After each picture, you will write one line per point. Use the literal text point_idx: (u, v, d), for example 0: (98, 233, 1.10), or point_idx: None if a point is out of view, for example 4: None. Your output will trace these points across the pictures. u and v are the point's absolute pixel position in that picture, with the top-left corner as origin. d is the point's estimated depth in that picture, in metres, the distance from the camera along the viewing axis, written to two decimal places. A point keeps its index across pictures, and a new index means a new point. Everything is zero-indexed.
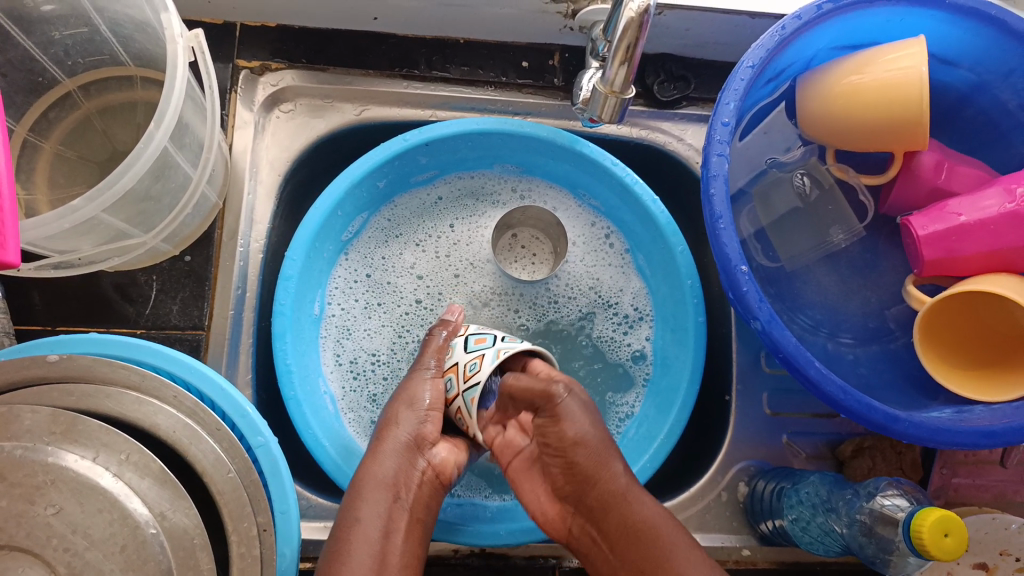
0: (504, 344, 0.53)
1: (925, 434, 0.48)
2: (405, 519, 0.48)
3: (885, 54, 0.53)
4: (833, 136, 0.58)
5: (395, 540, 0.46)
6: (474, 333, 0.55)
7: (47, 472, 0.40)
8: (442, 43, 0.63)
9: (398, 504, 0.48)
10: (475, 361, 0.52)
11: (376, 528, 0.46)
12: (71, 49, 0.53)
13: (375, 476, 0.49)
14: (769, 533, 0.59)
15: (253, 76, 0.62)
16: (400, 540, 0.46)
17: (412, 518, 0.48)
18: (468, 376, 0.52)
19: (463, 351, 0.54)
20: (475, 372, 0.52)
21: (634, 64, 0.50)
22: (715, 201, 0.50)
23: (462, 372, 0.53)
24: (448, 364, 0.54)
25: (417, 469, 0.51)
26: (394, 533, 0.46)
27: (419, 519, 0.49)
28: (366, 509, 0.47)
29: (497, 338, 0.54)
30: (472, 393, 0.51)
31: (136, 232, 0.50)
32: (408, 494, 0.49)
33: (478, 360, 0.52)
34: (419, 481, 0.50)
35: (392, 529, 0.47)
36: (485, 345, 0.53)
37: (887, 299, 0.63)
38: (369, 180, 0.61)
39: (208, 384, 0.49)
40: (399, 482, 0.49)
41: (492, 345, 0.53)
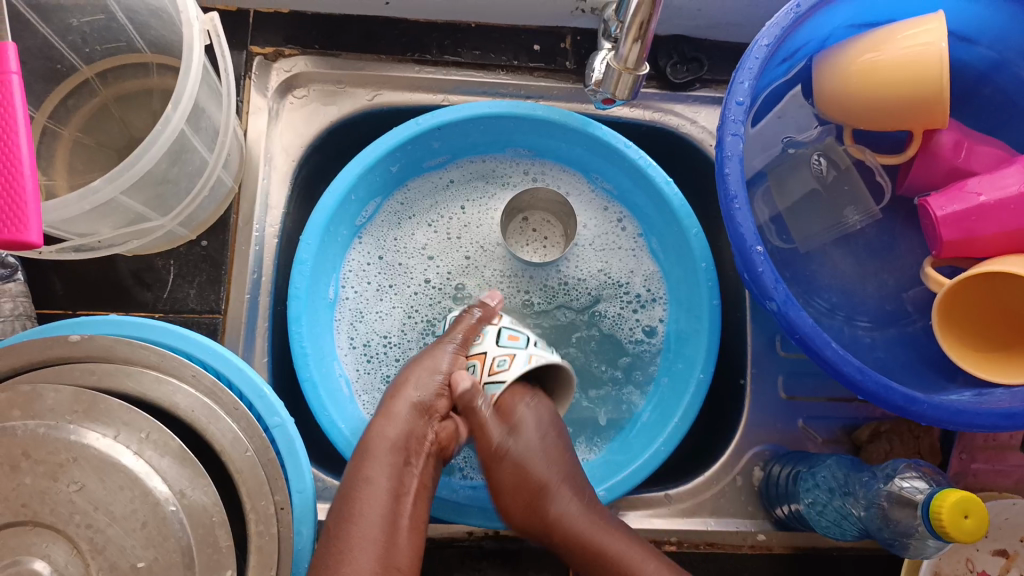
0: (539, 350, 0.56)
1: (944, 414, 0.47)
2: (413, 483, 0.51)
3: (903, 31, 0.53)
4: (851, 115, 0.58)
5: (405, 501, 0.50)
6: (507, 327, 0.58)
7: (70, 449, 0.41)
8: (454, 28, 0.63)
9: (409, 470, 0.51)
10: (504, 358, 0.56)
11: (386, 490, 0.49)
12: (89, 37, 0.54)
13: (385, 439, 0.52)
14: (785, 518, 0.59)
15: (267, 62, 0.62)
16: (410, 502, 0.50)
17: (419, 482, 0.51)
18: (494, 371, 0.56)
19: (494, 342, 0.56)
20: (503, 369, 0.56)
21: (648, 40, 0.50)
22: (730, 180, 0.49)
23: (489, 364, 0.56)
24: (473, 350, 0.57)
25: (427, 438, 0.53)
26: (402, 495, 0.50)
27: (425, 484, 0.52)
28: (376, 468, 0.50)
29: (529, 340, 0.57)
30: (493, 388, 0.56)
31: (153, 215, 0.50)
32: (418, 461, 0.52)
33: (507, 357, 0.56)
34: (428, 449, 0.53)
35: (401, 492, 0.50)
36: (517, 346, 0.56)
37: (904, 281, 0.62)
38: (382, 164, 0.61)
39: (224, 363, 0.49)
40: (409, 447, 0.52)
41: (524, 346, 0.56)
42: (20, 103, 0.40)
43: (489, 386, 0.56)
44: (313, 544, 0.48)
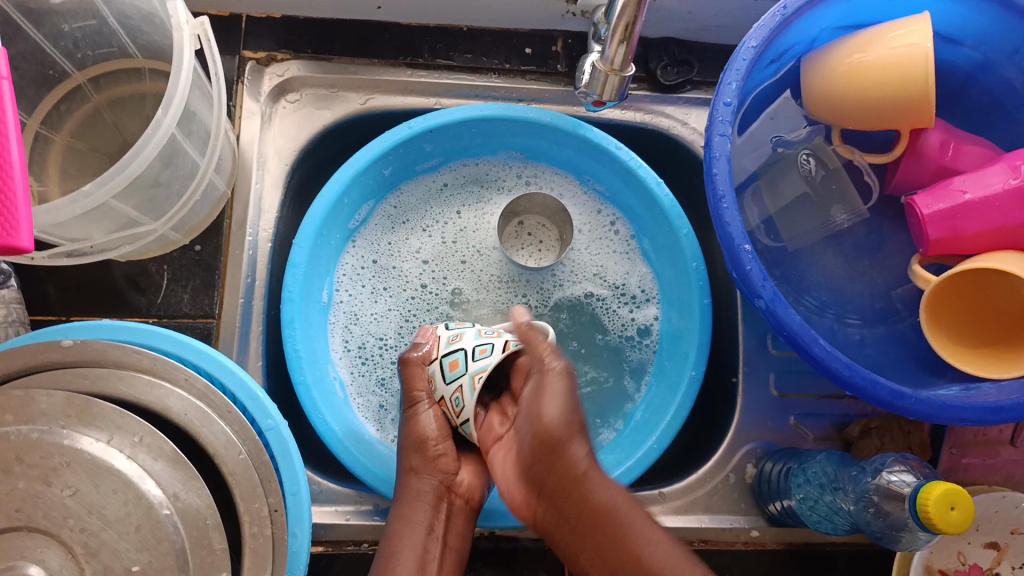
0: (474, 360, 0.50)
1: (932, 409, 0.48)
2: (439, 550, 0.49)
3: (889, 32, 0.53)
4: (838, 114, 0.58)
5: (433, 568, 0.48)
6: (445, 355, 0.52)
7: (63, 454, 0.41)
8: (445, 32, 0.64)
9: (432, 537, 0.49)
10: (457, 395, 0.50)
11: (412, 563, 0.47)
12: (81, 42, 0.54)
13: (407, 508, 0.50)
14: (778, 514, 0.60)
15: (260, 67, 0.62)
16: (437, 571, 0.48)
17: (446, 547, 0.49)
18: (458, 411, 0.50)
19: (443, 382, 0.51)
20: (462, 407, 0.50)
21: (633, 41, 0.50)
22: (718, 180, 0.50)
23: (450, 407, 0.51)
24: (434, 395, 0.52)
25: (447, 501, 0.51)
26: (430, 565, 0.47)
27: (452, 547, 0.50)
28: (402, 542, 0.48)
29: (468, 359, 0.51)
30: (469, 428, 0.51)
31: (145, 219, 0.50)
32: (439, 525, 0.50)
33: (459, 392, 0.50)
34: (447, 511, 0.51)
35: (428, 560, 0.48)
36: (460, 373, 0.51)
37: (893, 279, 0.62)
38: (375, 168, 0.62)
39: (217, 366, 0.49)
40: (430, 516, 0.50)
41: (465, 371, 0.50)
42: (11, 107, 0.40)
43: (464, 427, 0.51)
44: (309, 545, 0.48)
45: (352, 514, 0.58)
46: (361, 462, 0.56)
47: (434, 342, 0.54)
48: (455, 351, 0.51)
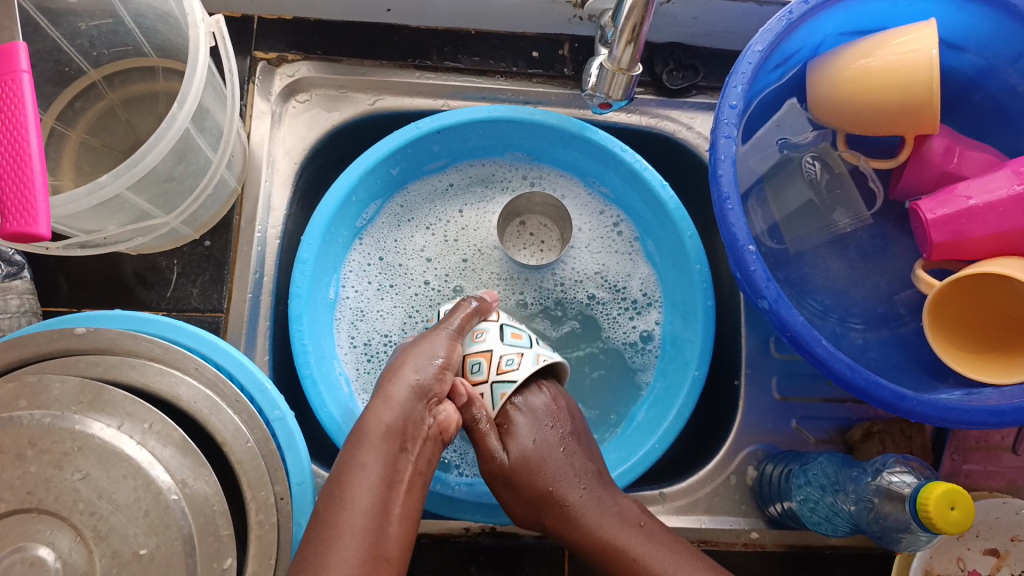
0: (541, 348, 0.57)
1: (933, 411, 0.48)
2: (408, 472, 0.45)
3: (895, 37, 0.54)
4: (844, 118, 0.59)
5: (400, 488, 0.43)
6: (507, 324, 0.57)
7: (75, 439, 0.42)
8: (453, 35, 0.65)
9: (404, 456, 0.45)
10: (514, 357, 0.55)
11: (379, 476, 0.43)
12: (97, 41, 0.55)
13: (381, 423, 0.45)
14: (778, 516, 0.60)
15: (271, 67, 0.64)
16: (404, 492, 0.43)
17: (415, 470, 0.45)
18: (502, 369, 0.54)
19: (500, 340, 0.56)
20: (512, 368, 0.55)
21: (640, 42, 0.51)
22: (723, 181, 0.51)
23: (497, 362, 0.55)
24: (475, 348, 0.55)
25: (425, 423, 0.48)
26: (397, 485, 0.43)
27: (422, 471, 0.46)
28: (369, 455, 0.43)
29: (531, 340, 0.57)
30: (503, 388, 0.54)
31: (158, 212, 0.52)
32: (416, 444, 0.46)
33: (516, 356, 0.55)
34: (428, 434, 0.47)
35: (395, 479, 0.43)
36: (522, 344, 0.56)
37: (896, 284, 0.63)
38: (383, 167, 0.63)
39: (226, 357, 0.51)
40: (407, 431, 0.46)
41: (529, 345, 0.56)
42: (32, 102, 0.42)
43: (497, 386, 0.54)
44: (312, 535, 0.49)
45: None
46: None
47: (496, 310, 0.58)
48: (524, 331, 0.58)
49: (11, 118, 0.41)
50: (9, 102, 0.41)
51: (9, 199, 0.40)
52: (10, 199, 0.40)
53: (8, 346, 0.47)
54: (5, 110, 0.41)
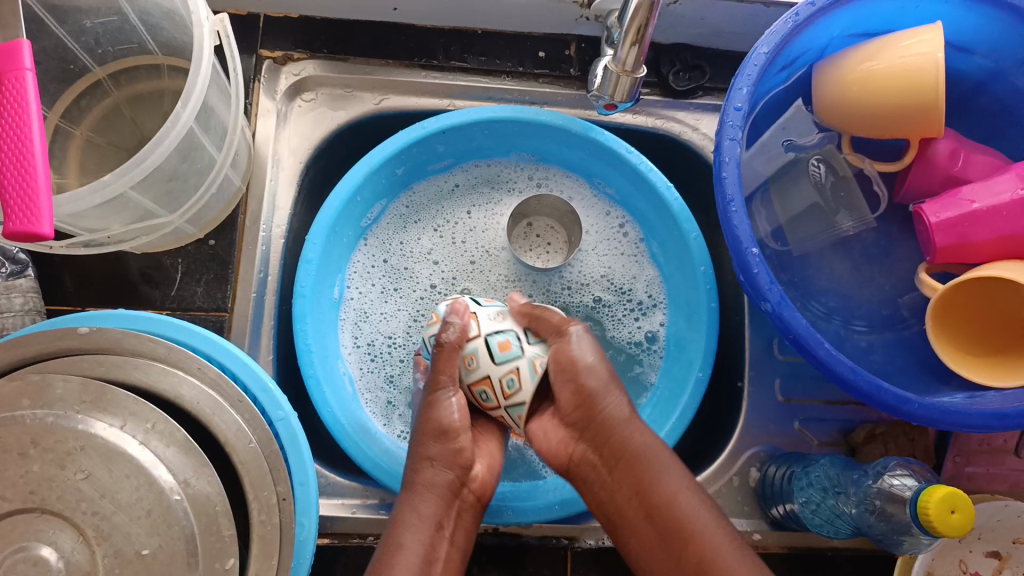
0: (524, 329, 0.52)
1: (936, 415, 0.48)
2: (446, 547, 0.48)
3: (900, 40, 0.54)
4: (849, 120, 0.59)
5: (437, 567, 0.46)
6: (490, 334, 0.50)
7: (78, 438, 0.42)
8: (459, 34, 0.65)
9: (441, 534, 0.48)
10: (512, 377, 0.48)
11: (419, 556, 0.46)
12: (102, 39, 0.55)
13: (417, 503, 0.48)
14: (780, 518, 0.60)
15: (276, 66, 0.63)
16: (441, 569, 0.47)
17: (453, 546, 0.49)
18: (508, 394, 0.49)
19: (492, 362, 0.49)
20: (516, 389, 0.48)
21: (645, 44, 0.51)
22: (727, 184, 0.50)
23: (500, 388, 0.48)
24: (474, 376, 0.49)
25: (459, 497, 0.50)
26: (435, 563, 0.46)
27: (458, 544, 0.49)
28: (409, 536, 0.46)
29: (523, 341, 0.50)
30: (518, 411, 0.49)
31: (162, 211, 0.51)
32: (449, 522, 0.49)
33: (514, 373, 0.48)
34: (461, 507, 0.50)
35: (434, 558, 0.47)
36: (514, 354, 0.49)
37: (900, 287, 0.62)
38: (388, 167, 0.62)
39: (229, 357, 0.50)
40: (440, 512, 0.48)
41: (522, 353, 0.49)
42: (36, 100, 0.42)
43: (511, 409, 0.49)
44: (315, 534, 0.49)
45: (358, 508, 0.59)
46: (369, 456, 0.56)
47: (474, 319, 0.51)
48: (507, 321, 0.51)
49: (14, 116, 0.41)
50: (12, 100, 0.41)
51: (12, 198, 0.40)
52: (14, 198, 0.40)
53: (12, 344, 0.47)
54: (8, 107, 0.41)
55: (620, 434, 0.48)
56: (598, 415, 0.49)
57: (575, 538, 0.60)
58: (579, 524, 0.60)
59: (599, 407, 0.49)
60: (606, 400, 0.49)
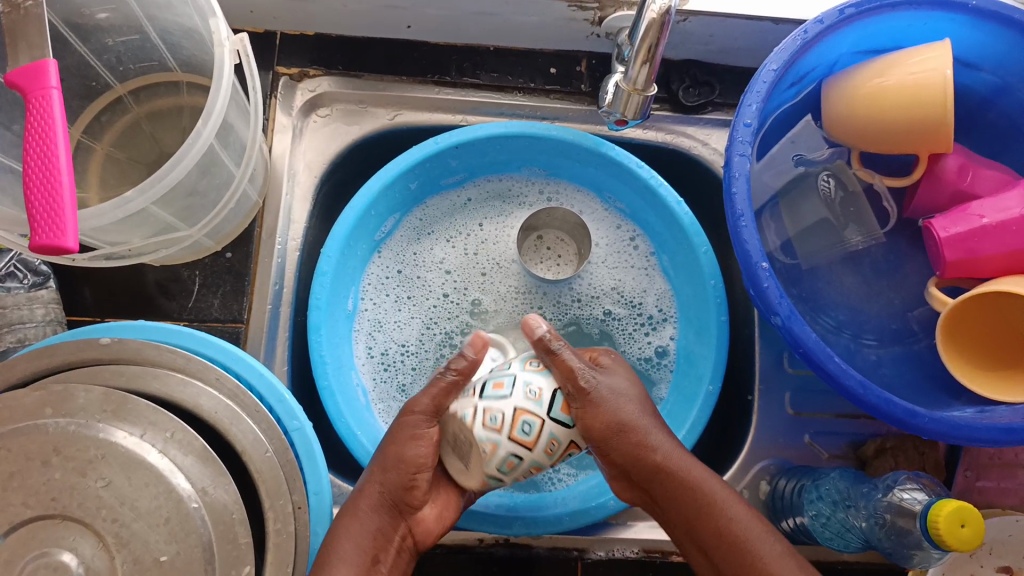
0: (525, 369, 0.47)
1: (944, 429, 0.48)
2: None
3: (910, 57, 0.55)
4: (858, 136, 0.60)
5: None
6: (545, 406, 0.45)
7: (99, 447, 0.43)
8: (472, 51, 0.66)
9: (377, 568, 0.46)
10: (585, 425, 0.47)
11: None
12: (124, 56, 0.56)
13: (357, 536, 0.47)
14: (791, 531, 0.60)
15: (292, 82, 0.65)
16: None
17: None
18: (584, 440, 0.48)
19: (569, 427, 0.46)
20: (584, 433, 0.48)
21: (656, 62, 0.52)
22: (737, 199, 0.51)
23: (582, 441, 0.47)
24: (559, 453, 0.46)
25: (397, 535, 0.48)
26: None
27: None
28: (343, 569, 0.44)
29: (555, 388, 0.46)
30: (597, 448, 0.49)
31: (182, 225, 0.53)
32: (387, 557, 0.47)
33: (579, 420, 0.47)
34: (396, 546, 0.48)
35: None
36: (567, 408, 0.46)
37: (910, 301, 0.63)
38: (402, 181, 0.63)
39: (247, 368, 0.51)
40: (378, 545, 0.47)
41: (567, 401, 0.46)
42: (61, 117, 0.43)
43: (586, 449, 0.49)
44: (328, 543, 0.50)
45: None
46: None
47: (522, 405, 0.44)
48: (514, 377, 0.46)
49: (41, 134, 0.42)
50: (41, 118, 0.42)
51: (39, 214, 0.41)
52: (40, 213, 0.41)
53: (36, 354, 0.48)
54: (37, 126, 0.42)
55: (660, 469, 0.47)
56: (642, 455, 0.47)
57: (585, 549, 0.60)
58: (592, 535, 0.61)
59: (642, 447, 0.47)
60: (648, 438, 0.48)
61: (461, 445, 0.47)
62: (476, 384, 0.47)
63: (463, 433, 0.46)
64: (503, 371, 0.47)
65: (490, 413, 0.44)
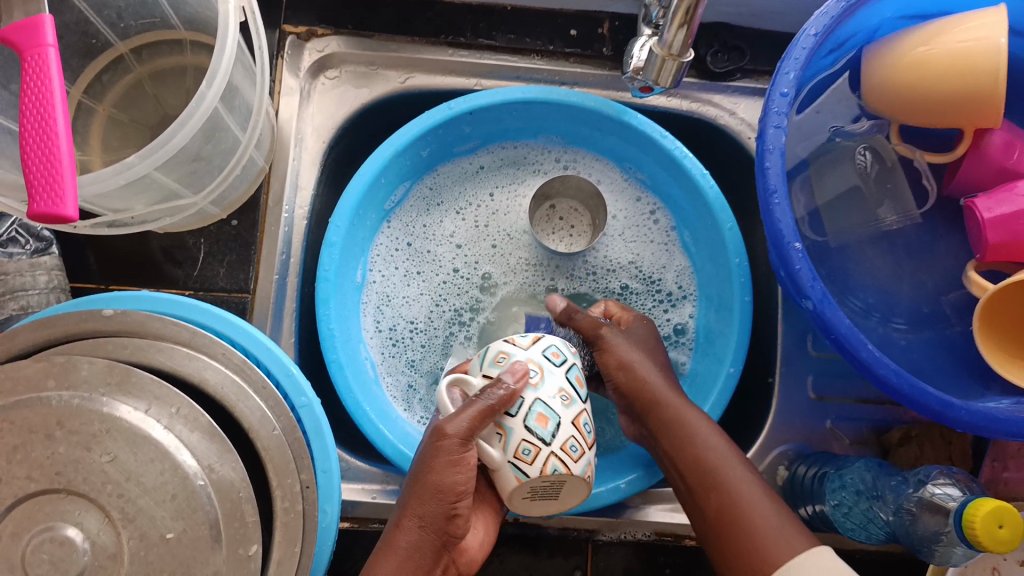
0: (537, 387, 0.47)
1: (980, 422, 0.46)
2: None
3: (959, 24, 0.51)
4: (899, 108, 0.56)
5: None
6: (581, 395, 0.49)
7: (103, 421, 0.42)
8: (488, 11, 0.62)
9: None
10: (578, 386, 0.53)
11: None
12: (125, 13, 0.53)
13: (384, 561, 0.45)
14: (809, 517, 0.58)
15: (299, 42, 0.62)
16: None
17: None
18: None
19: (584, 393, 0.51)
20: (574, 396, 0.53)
21: (693, 27, 0.48)
22: (769, 174, 0.48)
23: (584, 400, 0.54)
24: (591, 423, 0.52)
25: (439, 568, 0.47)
26: None
27: None
28: None
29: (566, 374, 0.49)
30: None
31: (186, 192, 0.50)
32: None
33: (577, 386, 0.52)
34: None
35: None
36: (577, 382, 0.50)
37: (943, 284, 0.60)
38: (413, 148, 0.61)
39: (253, 341, 0.50)
40: None
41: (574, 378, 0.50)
42: (60, 77, 0.41)
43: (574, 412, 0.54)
44: (337, 522, 0.49)
45: (378, 493, 0.58)
46: (389, 442, 0.56)
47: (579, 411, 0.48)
48: (547, 405, 0.47)
49: (39, 96, 0.40)
50: (36, 78, 0.40)
51: (36, 180, 0.39)
52: (37, 178, 0.39)
53: (38, 325, 0.46)
54: (32, 86, 0.40)
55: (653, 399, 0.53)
56: (641, 387, 0.54)
57: (596, 531, 0.59)
58: (603, 517, 0.59)
59: (640, 379, 0.54)
60: (644, 372, 0.54)
61: (543, 491, 0.47)
62: (523, 436, 0.46)
63: (547, 482, 0.46)
64: (527, 405, 0.46)
65: (567, 446, 0.46)
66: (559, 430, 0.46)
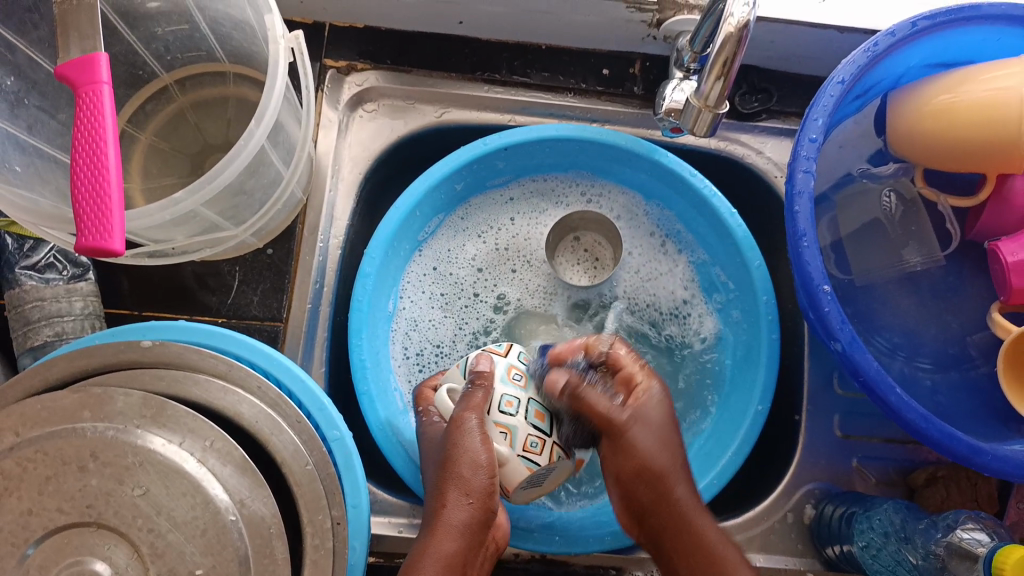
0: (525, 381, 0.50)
1: (1008, 467, 0.47)
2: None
3: (981, 75, 0.52)
4: (923, 154, 0.57)
5: None
6: None
7: (136, 454, 0.41)
8: (524, 49, 0.63)
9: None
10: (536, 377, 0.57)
11: None
12: (172, 45, 0.54)
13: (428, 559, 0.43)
14: (835, 558, 0.58)
15: (340, 75, 0.63)
16: None
17: None
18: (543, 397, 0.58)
19: None
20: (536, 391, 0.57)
21: (730, 78, 0.48)
22: (799, 218, 0.49)
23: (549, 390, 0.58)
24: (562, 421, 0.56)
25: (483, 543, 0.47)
26: None
27: None
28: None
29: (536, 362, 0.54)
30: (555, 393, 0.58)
31: (226, 225, 0.51)
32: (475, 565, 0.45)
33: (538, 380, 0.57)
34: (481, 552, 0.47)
35: None
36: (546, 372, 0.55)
37: (970, 325, 0.60)
38: (448, 182, 0.61)
39: (286, 373, 0.50)
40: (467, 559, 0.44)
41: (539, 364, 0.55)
42: (111, 112, 0.41)
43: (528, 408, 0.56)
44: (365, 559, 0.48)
45: (405, 528, 0.58)
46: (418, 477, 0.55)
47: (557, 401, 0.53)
48: (540, 401, 0.50)
49: (89, 129, 0.40)
50: (90, 112, 0.41)
51: (86, 214, 0.39)
52: (87, 213, 0.39)
53: (76, 354, 0.46)
54: (85, 122, 0.41)
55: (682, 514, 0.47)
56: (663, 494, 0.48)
57: (623, 569, 0.59)
58: (630, 555, 0.59)
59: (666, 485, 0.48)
60: (668, 477, 0.48)
61: (539, 481, 0.49)
62: (529, 428, 0.48)
63: (550, 468, 0.49)
64: (496, 396, 0.49)
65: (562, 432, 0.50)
66: (553, 420, 0.50)
